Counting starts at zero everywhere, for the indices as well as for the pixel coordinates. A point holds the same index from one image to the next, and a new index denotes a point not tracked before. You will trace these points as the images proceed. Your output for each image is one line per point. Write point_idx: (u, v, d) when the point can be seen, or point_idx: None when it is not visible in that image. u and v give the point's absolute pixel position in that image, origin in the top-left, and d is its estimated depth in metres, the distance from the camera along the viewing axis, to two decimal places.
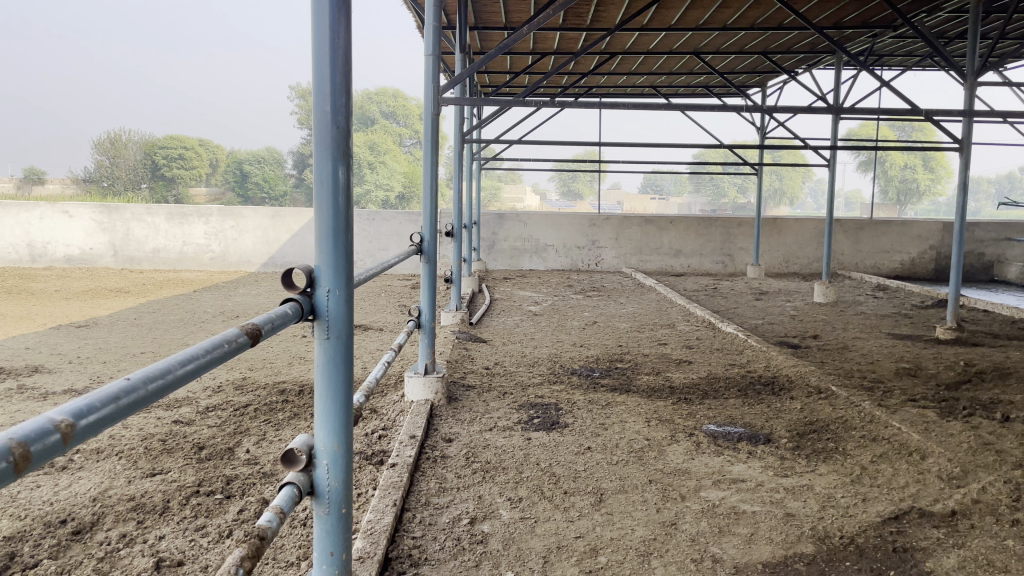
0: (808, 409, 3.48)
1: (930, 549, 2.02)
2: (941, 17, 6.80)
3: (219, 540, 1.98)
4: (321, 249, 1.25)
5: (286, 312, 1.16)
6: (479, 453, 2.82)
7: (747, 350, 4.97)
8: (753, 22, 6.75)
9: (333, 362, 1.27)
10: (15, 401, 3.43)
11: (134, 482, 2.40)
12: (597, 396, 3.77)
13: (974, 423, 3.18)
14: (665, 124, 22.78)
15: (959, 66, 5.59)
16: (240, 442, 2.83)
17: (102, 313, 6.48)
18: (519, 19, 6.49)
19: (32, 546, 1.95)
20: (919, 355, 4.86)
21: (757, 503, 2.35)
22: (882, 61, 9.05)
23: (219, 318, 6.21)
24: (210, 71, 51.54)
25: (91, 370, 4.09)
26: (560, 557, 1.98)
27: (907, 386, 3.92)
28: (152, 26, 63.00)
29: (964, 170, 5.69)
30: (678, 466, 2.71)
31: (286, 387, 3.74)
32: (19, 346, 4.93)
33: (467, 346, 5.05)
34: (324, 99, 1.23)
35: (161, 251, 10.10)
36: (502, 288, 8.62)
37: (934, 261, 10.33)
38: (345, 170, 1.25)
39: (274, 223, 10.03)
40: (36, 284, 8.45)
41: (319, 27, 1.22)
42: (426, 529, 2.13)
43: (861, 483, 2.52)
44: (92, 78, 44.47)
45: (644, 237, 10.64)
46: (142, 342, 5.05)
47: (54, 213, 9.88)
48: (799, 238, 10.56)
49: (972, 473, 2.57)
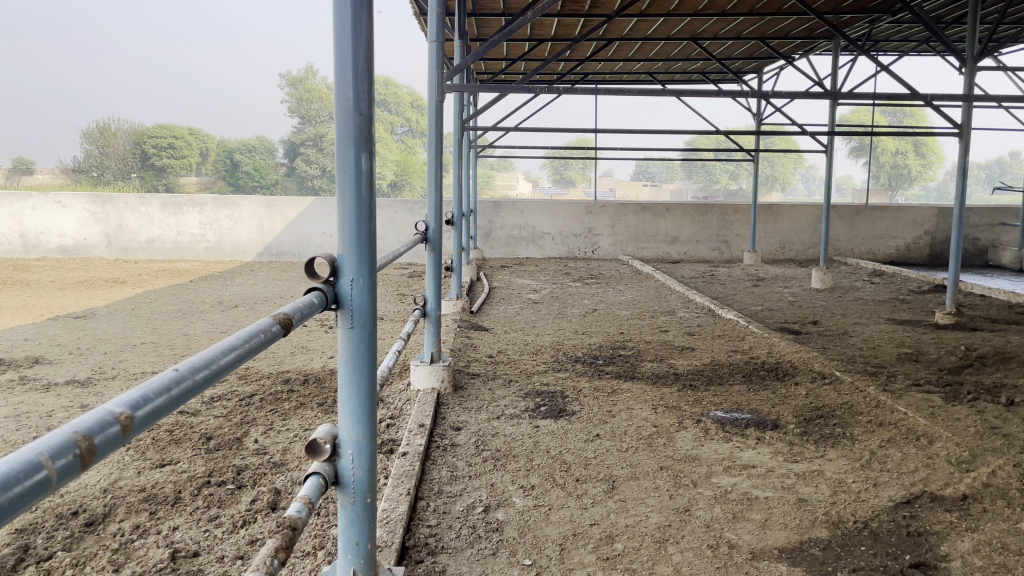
0: (812, 394, 3.49)
1: (945, 533, 2.03)
2: (940, 2, 6.77)
3: (234, 531, 1.97)
4: (344, 237, 1.23)
5: (312, 302, 1.14)
6: (489, 441, 2.81)
7: (748, 336, 4.97)
8: (752, 8, 6.71)
9: (357, 352, 1.26)
10: (18, 392, 3.40)
11: (143, 473, 2.38)
12: (602, 383, 3.77)
13: (978, 408, 3.20)
14: (659, 111, 22.72)
15: (958, 51, 5.56)
16: (247, 432, 2.81)
17: (98, 303, 6.43)
18: (517, 5, 6.43)
19: (45, 538, 1.93)
20: (919, 340, 4.87)
21: (769, 489, 2.36)
22: (879, 46, 9.01)
23: (217, 308, 6.17)
24: (201, 58, 50.96)
25: (91, 361, 4.05)
26: (576, 544, 1.98)
27: (910, 371, 3.94)
28: (139, 13, 62.05)
29: (964, 156, 5.67)
30: (689, 452, 2.71)
31: (291, 375, 3.73)
32: (18, 337, 4.89)
33: (469, 334, 5.05)
34: (346, 85, 1.20)
35: (156, 241, 10.02)
36: (500, 276, 8.59)
37: (929, 246, 10.37)
38: (367, 157, 1.23)
39: (270, 212, 9.99)
40: (30, 275, 8.37)
41: (342, 12, 1.19)
42: (441, 518, 2.12)
43: (870, 467, 2.53)
44: (79, 65, 43.76)
45: (641, 224, 10.62)
46: (141, 332, 5.01)
47: (47, 203, 9.78)
48: (795, 224, 10.58)
49: (980, 457, 2.58)
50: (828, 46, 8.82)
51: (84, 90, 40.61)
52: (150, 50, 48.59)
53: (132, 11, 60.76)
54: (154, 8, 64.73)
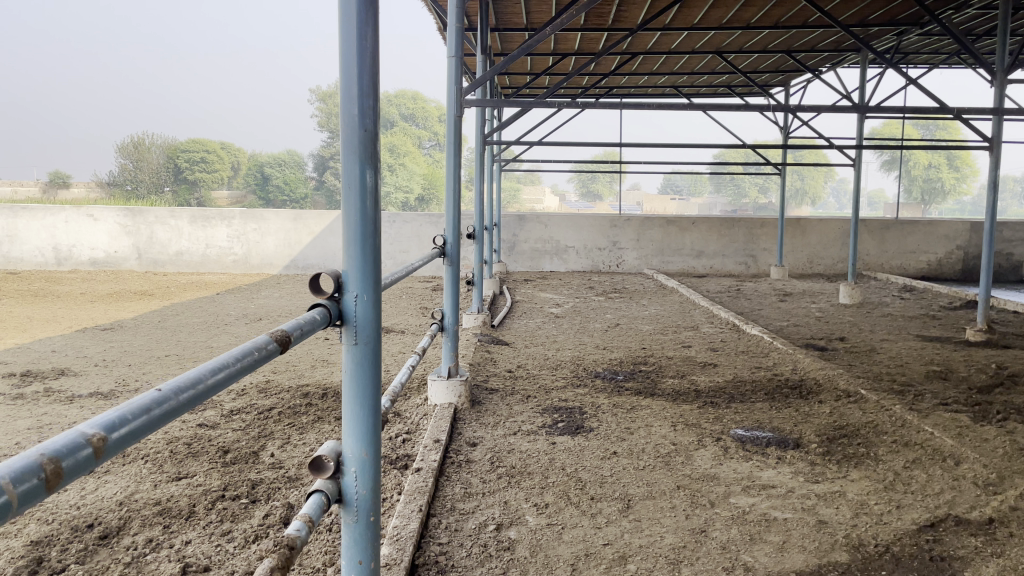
0: (837, 413, 3.40)
1: (969, 558, 1.96)
2: (971, 14, 6.64)
3: (245, 545, 1.98)
4: (349, 255, 1.24)
5: (315, 318, 1.14)
6: (504, 458, 2.79)
7: (772, 352, 4.89)
8: (776, 21, 6.65)
9: (361, 370, 1.26)
10: (42, 404, 3.48)
11: (160, 486, 2.41)
12: (621, 400, 3.72)
13: (1009, 428, 3.09)
14: (684, 124, 22.59)
15: (989, 62, 5.42)
16: (264, 446, 2.84)
17: (125, 316, 6.56)
18: (540, 20, 6.47)
19: (59, 551, 1.96)
20: (948, 358, 4.75)
21: (789, 510, 2.29)
22: (909, 58, 8.85)
23: (242, 321, 6.25)
24: (233, 73, 52.10)
25: (116, 374, 4.12)
26: (588, 565, 1.95)
27: (938, 390, 3.83)
28: (174, 30, 63.61)
29: (995, 169, 5.52)
30: (706, 471, 2.66)
31: (310, 390, 3.73)
32: (46, 349, 5.00)
33: (490, 348, 5.04)
34: (351, 101, 1.21)
35: (184, 254, 10.23)
36: (523, 289, 8.61)
37: (961, 262, 10.12)
38: (372, 174, 1.23)
39: (296, 226, 10.13)
40: (62, 287, 8.57)
41: (347, 29, 1.20)
42: (453, 535, 2.11)
43: (895, 489, 2.45)
44: (116, 80, 44.91)
45: (665, 238, 10.54)
46: (165, 345, 5.09)
47: (79, 216, 10.04)
48: (823, 238, 10.40)
49: (1009, 479, 2.49)
50: (856, 58, 8.69)
51: (117, 105, 41.79)
52: (188, 65, 49.83)
53: (169, 29, 62.32)
54: (184, 26, 66.61)
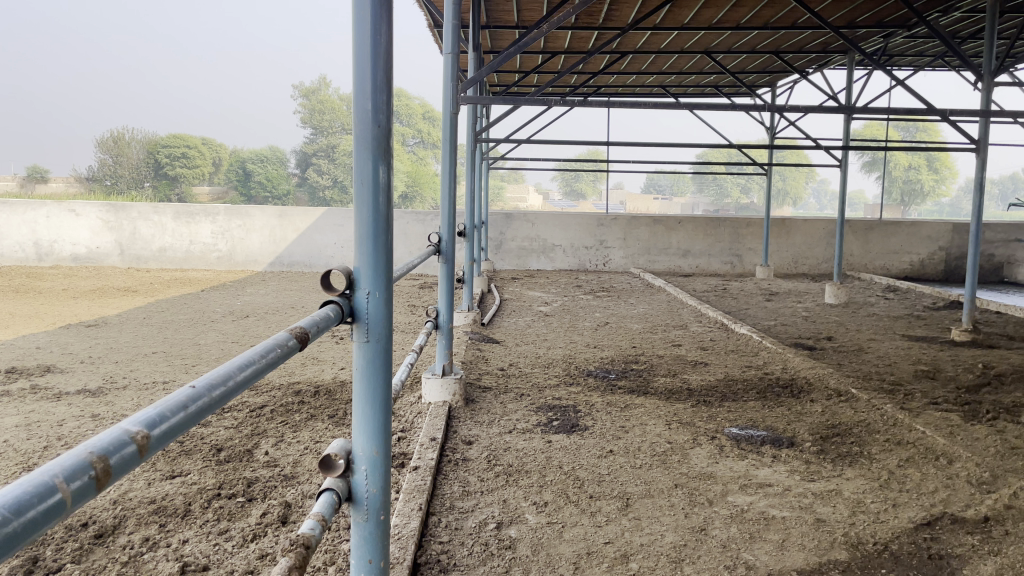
0: (830, 412, 3.42)
1: (966, 556, 1.98)
2: (958, 17, 6.69)
3: (244, 544, 1.95)
4: (361, 250, 1.22)
5: (328, 314, 1.12)
6: (500, 457, 2.78)
7: (762, 351, 4.93)
8: (766, 22, 6.68)
9: (372, 367, 1.24)
10: (28, 401, 3.41)
11: (154, 484, 2.38)
12: (615, 398, 3.73)
13: (999, 427, 3.13)
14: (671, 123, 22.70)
15: (977, 66, 5.45)
16: (258, 443, 2.80)
17: (110, 313, 6.45)
18: (531, 18, 6.45)
19: (54, 550, 1.92)
20: (935, 357, 4.80)
21: (786, 508, 2.31)
22: (894, 60, 8.93)
23: (229, 318, 6.18)
24: (217, 68, 51.53)
25: (103, 371, 4.06)
26: (590, 563, 1.94)
27: (928, 389, 3.86)
28: (156, 24, 62.72)
29: (981, 172, 5.57)
30: (703, 470, 2.66)
31: (301, 388, 3.70)
32: (30, 346, 4.91)
33: (481, 346, 5.03)
34: (364, 96, 1.19)
35: (168, 250, 10.09)
36: (512, 288, 8.60)
37: (943, 262, 10.24)
38: (385, 169, 1.22)
39: (282, 222, 10.05)
40: (42, 284, 8.41)
41: (361, 24, 1.17)
42: (453, 534, 2.10)
43: (890, 487, 2.48)
44: (97, 75, 44.27)
45: (653, 237, 10.58)
46: (152, 342, 5.02)
47: (60, 211, 9.88)
48: (809, 238, 10.50)
49: (1001, 478, 2.52)
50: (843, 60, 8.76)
51: (97, 99, 41.09)
52: (172, 59, 49.20)
53: (153, 23, 61.53)
54: (165, 18, 65.79)
